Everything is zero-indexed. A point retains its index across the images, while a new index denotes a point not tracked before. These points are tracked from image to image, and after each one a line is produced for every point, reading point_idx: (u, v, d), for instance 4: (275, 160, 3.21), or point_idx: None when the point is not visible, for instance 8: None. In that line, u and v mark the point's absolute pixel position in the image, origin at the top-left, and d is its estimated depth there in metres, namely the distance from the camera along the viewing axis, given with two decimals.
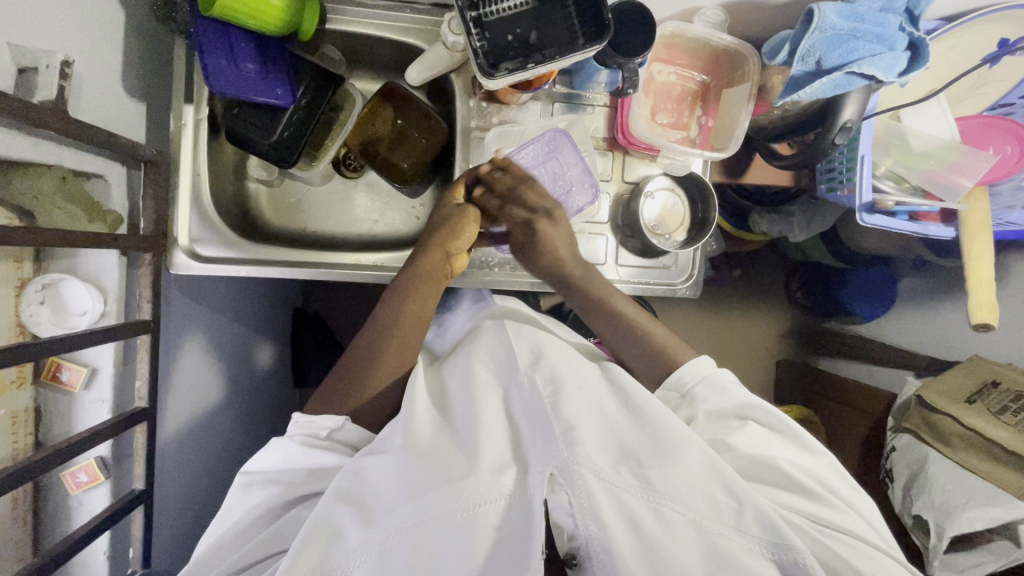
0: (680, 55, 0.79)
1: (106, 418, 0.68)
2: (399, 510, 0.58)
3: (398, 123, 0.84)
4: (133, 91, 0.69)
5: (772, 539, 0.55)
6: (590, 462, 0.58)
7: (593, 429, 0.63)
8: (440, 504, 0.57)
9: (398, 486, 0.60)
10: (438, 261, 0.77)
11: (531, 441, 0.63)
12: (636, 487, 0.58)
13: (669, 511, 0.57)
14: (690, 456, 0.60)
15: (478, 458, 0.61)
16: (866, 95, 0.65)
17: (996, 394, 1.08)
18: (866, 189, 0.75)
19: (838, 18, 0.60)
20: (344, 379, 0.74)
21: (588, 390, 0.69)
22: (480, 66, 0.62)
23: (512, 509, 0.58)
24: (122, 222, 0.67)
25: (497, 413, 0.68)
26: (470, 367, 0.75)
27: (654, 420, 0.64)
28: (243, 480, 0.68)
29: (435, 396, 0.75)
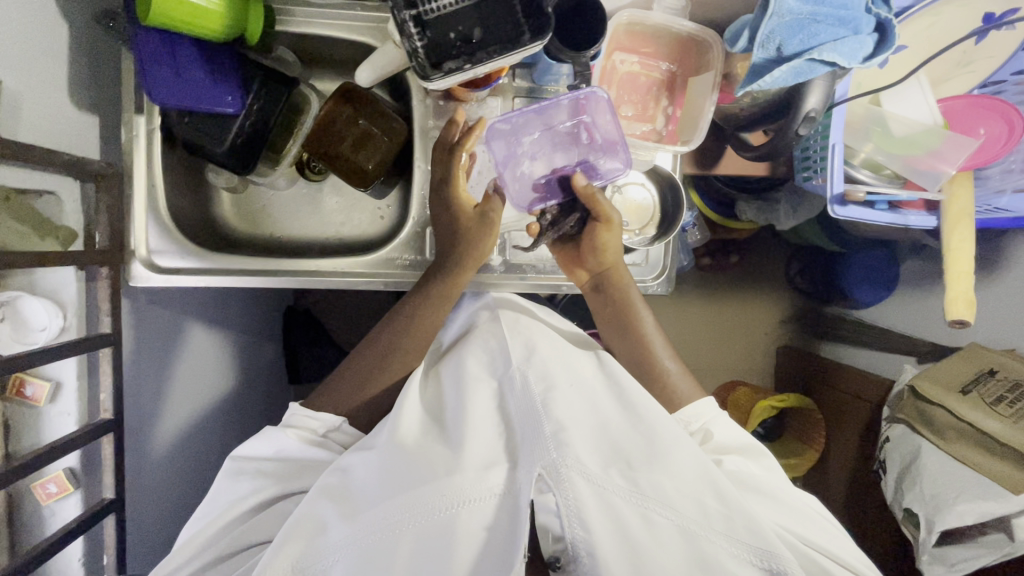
0: (642, 44, 0.75)
1: (71, 430, 0.69)
2: (380, 506, 0.58)
3: (360, 123, 0.82)
4: (82, 104, 0.68)
5: (758, 547, 0.56)
6: (579, 464, 0.57)
7: (585, 428, 0.62)
8: (422, 502, 0.57)
9: (381, 485, 0.60)
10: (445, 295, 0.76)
11: (522, 439, 0.61)
12: (627, 489, 0.58)
13: (657, 516, 0.57)
14: (682, 460, 0.60)
15: (465, 455, 0.61)
16: (830, 82, 0.62)
17: (993, 381, 1.03)
18: (836, 178, 0.71)
19: (796, 2, 0.57)
20: (346, 383, 0.76)
21: (582, 387, 0.67)
22: (419, 67, 0.60)
23: (500, 508, 0.57)
24: (76, 237, 0.67)
25: (488, 409, 0.67)
26: (462, 365, 0.74)
27: (649, 421, 0.64)
28: (232, 467, 0.70)
29: (429, 397, 0.74)
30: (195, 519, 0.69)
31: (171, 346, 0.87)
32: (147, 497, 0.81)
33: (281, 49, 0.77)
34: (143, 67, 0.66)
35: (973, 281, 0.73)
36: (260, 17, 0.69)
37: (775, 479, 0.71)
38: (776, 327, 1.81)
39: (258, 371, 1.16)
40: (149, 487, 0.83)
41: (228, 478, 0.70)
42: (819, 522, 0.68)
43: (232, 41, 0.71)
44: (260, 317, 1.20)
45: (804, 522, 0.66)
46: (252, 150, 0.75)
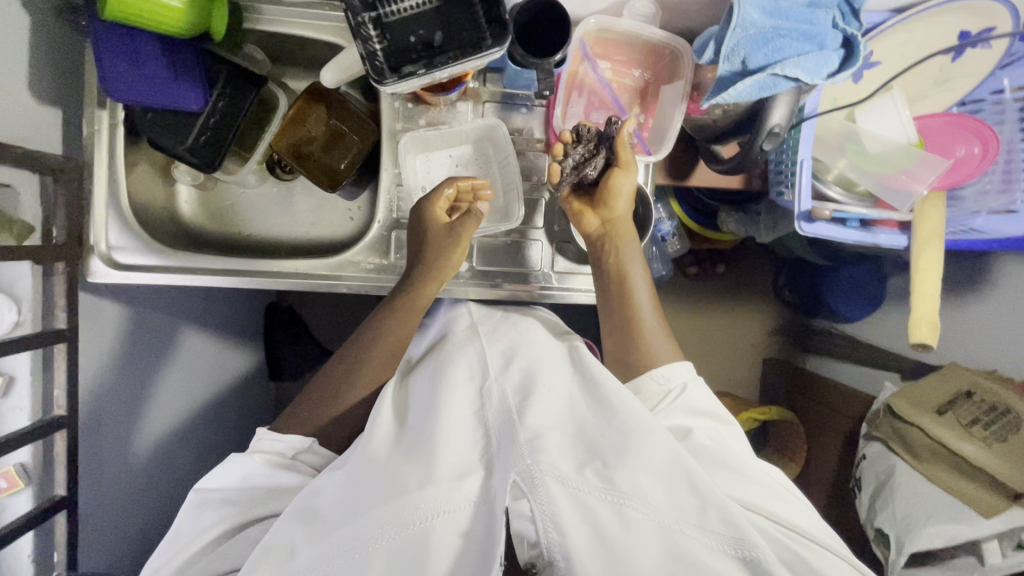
0: (615, 51, 0.75)
1: (23, 425, 0.69)
2: (352, 524, 0.56)
3: (331, 122, 0.83)
4: (43, 97, 0.68)
5: (734, 536, 0.54)
6: (554, 468, 0.56)
7: (559, 434, 0.61)
8: (393, 518, 0.55)
9: (350, 498, 0.58)
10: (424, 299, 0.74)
11: (499, 449, 0.60)
12: (600, 487, 0.56)
13: (631, 513, 0.55)
14: (656, 454, 0.58)
15: (437, 463, 0.59)
16: (796, 97, 0.60)
17: (969, 403, 1.01)
18: (805, 195, 0.69)
19: (759, 14, 0.56)
20: (315, 398, 0.73)
21: (558, 390, 0.66)
22: (375, 69, 0.58)
23: (476, 516, 0.57)
24: (32, 231, 0.66)
25: (463, 416, 0.65)
26: (440, 372, 0.70)
27: (622, 413, 0.62)
28: (197, 499, 0.66)
29: (400, 403, 0.70)
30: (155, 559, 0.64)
31: (136, 342, 0.86)
32: (109, 496, 0.81)
33: (250, 46, 0.76)
34: (98, 59, 0.65)
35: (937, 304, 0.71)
36: (225, 16, 0.68)
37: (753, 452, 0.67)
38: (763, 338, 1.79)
39: (235, 369, 1.15)
40: (116, 488, 0.82)
41: (192, 508, 0.66)
42: (784, 491, 0.63)
43: (199, 38, 0.70)
44: (240, 314, 1.20)
45: (789, 496, 0.62)
46: (217, 148, 0.75)
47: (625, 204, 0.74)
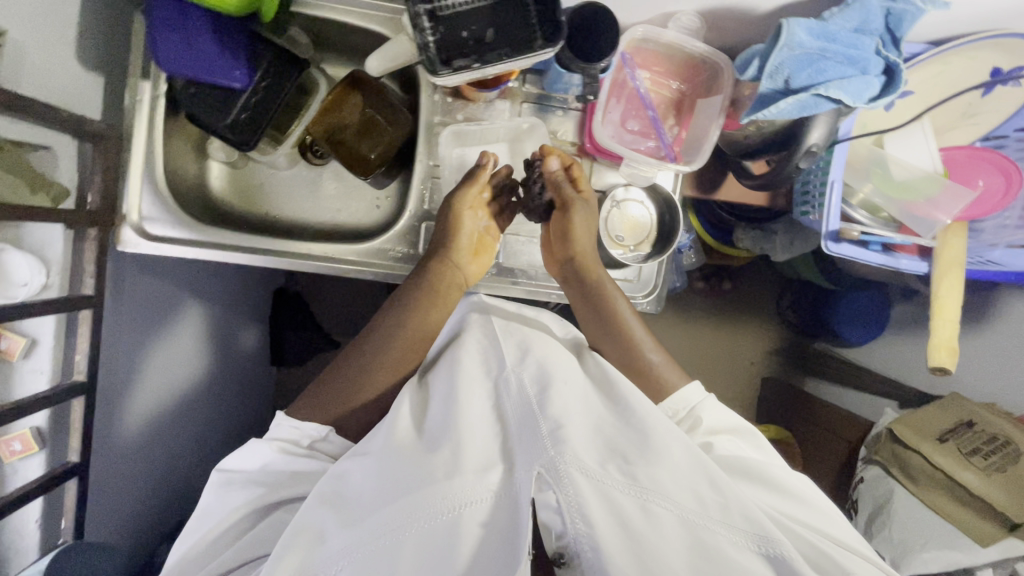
0: (655, 61, 0.76)
1: (42, 389, 0.69)
2: (379, 512, 0.56)
3: (366, 111, 0.83)
4: (88, 64, 0.68)
5: (757, 533, 0.55)
6: (578, 460, 0.57)
7: (581, 424, 0.62)
8: (420, 506, 0.56)
9: (380, 486, 0.59)
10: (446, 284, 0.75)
11: (518, 440, 0.61)
12: (624, 482, 0.57)
13: (657, 508, 0.56)
14: (675, 454, 0.60)
15: (463, 455, 0.60)
16: (835, 119, 0.62)
17: (969, 433, 1.03)
18: (834, 216, 0.71)
19: (807, 36, 0.57)
20: (337, 384, 0.72)
21: (574, 386, 0.68)
22: (428, 60, 0.60)
23: (499, 507, 0.57)
24: (68, 195, 0.66)
25: (483, 410, 0.66)
26: (456, 363, 0.71)
27: (640, 415, 0.64)
28: (220, 479, 0.67)
29: (421, 399, 0.72)
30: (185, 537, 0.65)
31: (153, 316, 0.86)
32: (117, 465, 0.80)
33: (295, 30, 0.76)
34: (153, 31, 0.66)
35: (955, 329, 0.74)
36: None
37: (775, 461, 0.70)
38: (762, 357, 1.79)
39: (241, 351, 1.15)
40: (122, 458, 0.82)
41: (216, 490, 0.66)
42: (817, 499, 0.66)
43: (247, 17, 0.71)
44: (249, 297, 1.19)
45: (810, 504, 0.65)
46: (255, 128, 0.75)
47: (585, 238, 0.75)
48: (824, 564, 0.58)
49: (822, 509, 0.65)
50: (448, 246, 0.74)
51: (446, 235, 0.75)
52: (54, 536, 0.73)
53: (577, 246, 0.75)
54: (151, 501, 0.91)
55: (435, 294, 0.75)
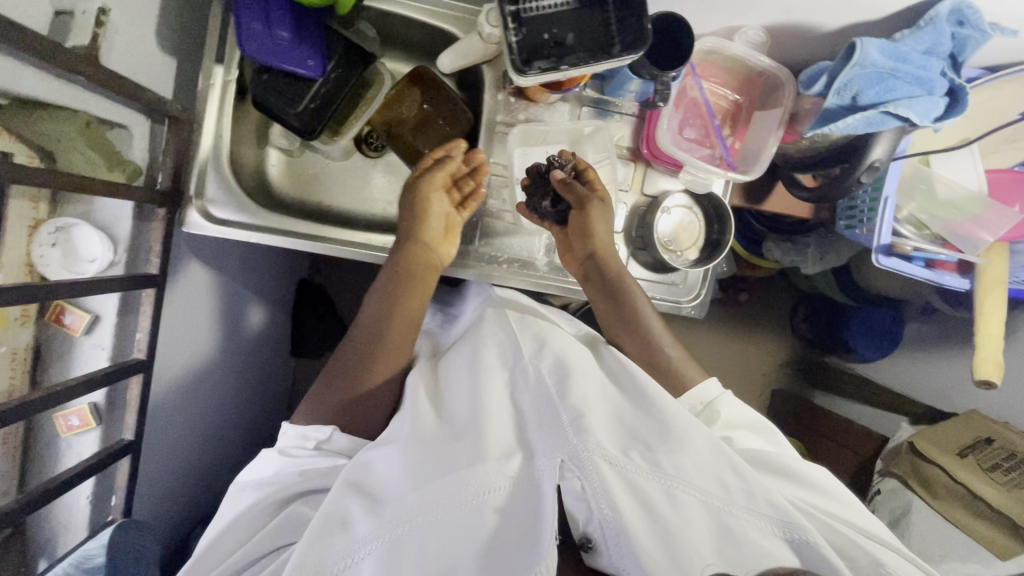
0: (714, 72, 0.78)
1: (103, 365, 0.69)
2: (407, 498, 0.57)
3: (424, 107, 0.84)
4: (167, 47, 0.69)
5: (781, 518, 0.56)
6: (601, 447, 0.58)
7: (601, 414, 0.63)
8: (449, 491, 0.57)
9: (406, 473, 0.59)
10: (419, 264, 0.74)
11: (536, 427, 0.63)
12: (648, 469, 0.58)
13: (683, 494, 0.57)
14: (697, 442, 0.61)
15: (485, 442, 0.61)
16: (898, 137, 0.64)
17: (989, 449, 1.06)
18: (886, 231, 0.74)
19: (880, 56, 0.59)
20: (338, 376, 0.72)
21: (592, 378, 0.68)
22: (513, 61, 0.61)
23: (518, 492, 0.58)
24: (140, 173, 0.67)
25: (502, 400, 0.67)
26: (475, 355, 0.72)
27: (659, 407, 0.65)
28: (237, 487, 0.69)
29: (432, 387, 0.72)
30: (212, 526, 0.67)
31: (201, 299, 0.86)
32: (161, 446, 0.81)
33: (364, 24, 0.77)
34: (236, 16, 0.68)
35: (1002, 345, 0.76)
36: None
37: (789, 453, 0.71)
38: (774, 369, 1.81)
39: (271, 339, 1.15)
40: (164, 438, 0.82)
41: (233, 497, 0.68)
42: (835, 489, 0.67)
43: (324, 10, 0.72)
44: (280, 285, 1.19)
45: (827, 491, 0.66)
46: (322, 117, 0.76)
47: (604, 235, 0.77)
48: (846, 548, 0.60)
49: (837, 494, 0.66)
50: (420, 230, 0.73)
51: (416, 220, 0.74)
52: (104, 513, 0.73)
53: (597, 241, 0.76)
54: (182, 485, 0.91)
55: (412, 279, 0.73)
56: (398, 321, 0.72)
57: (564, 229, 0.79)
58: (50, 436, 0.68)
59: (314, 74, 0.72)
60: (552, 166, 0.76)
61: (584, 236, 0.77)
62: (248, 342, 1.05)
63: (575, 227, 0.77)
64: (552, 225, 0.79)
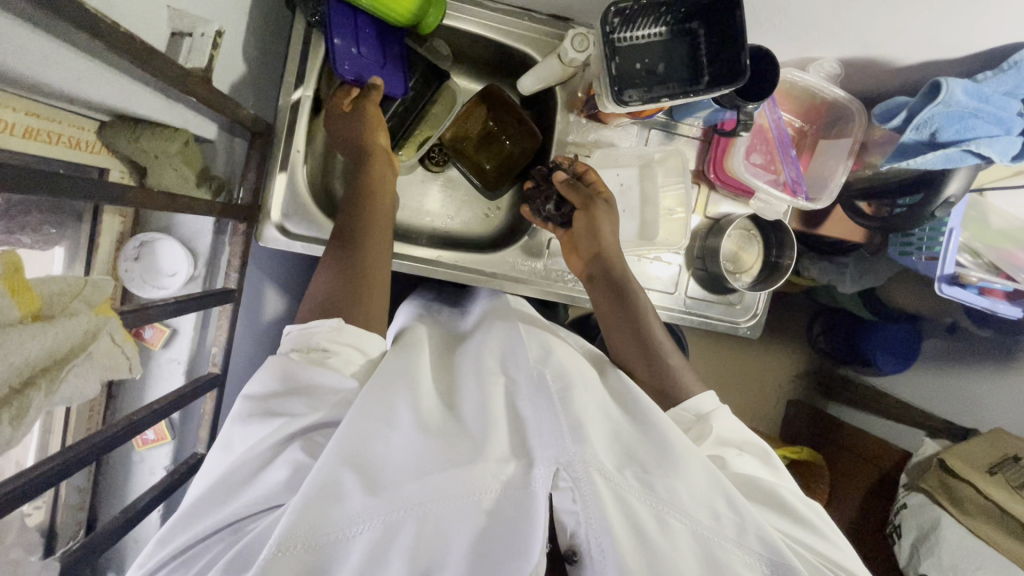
0: (784, 100, 0.80)
1: (179, 380, 0.69)
2: (404, 487, 0.48)
3: (489, 124, 0.86)
4: (252, 61, 0.69)
5: (771, 556, 0.51)
6: (600, 462, 0.51)
7: (599, 427, 0.56)
8: (446, 487, 0.48)
9: (401, 462, 0.50)
10: (384, 166, 0.69)
11: (536, 430, 0.54)
12: (641, 491, 0.52)
13: (673, 521, 0.51)
14: (693, 464, 0.54)
15: (484, 441, 0.52)
16: (974, 172, 0.66)
17: (1016, 467, 1.09)
18: (949, 260, 0.77)
19: (964, 96, 0.61)
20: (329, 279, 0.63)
21: (594, 391, 0.60)
22: (609, 90, 0.62)
23: (508, 500, 0.50)
24: (223, 189, 0.68)
25: (498, 400, 0.58)
26: (479, 360, 0.64)
27: (660, 427, 0.58)
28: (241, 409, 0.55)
29: (441, 382, 0.64)
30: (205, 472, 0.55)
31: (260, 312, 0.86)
32: None
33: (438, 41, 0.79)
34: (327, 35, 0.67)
35: None
36: (440, 11, 0.70)
37: (786, 484, 0.63)
38: (789, 380, 1.80)
39: None
40: None
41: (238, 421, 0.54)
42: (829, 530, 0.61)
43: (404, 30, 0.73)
44: None
45: (820, 529, 0.59)
46: (396, 134, 0.83)
47: (610, 230, 0.74)
48: None
49: (830, 535, 0.59)
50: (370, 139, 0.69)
51: (360, 187, 0.67)
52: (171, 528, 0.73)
53: (603, 239, 0.74)
54: None
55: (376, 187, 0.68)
56: (373, 254, 0.64)
57: (568, 233, 0.78)
58: (126, 449, 0.69)
59: (395, 90, 0.74)
60: (555, 167, 0.77)
61: (591, 236, 0.75)
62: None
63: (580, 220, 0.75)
64: (557, 227, 0.79)
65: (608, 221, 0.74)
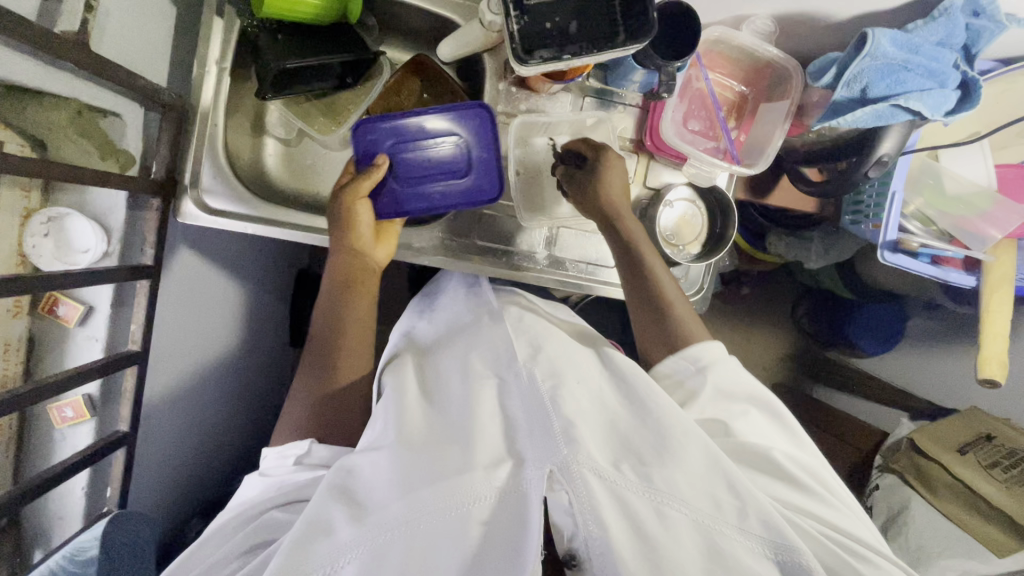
0: (721, 63, 0.76)
1: (98, 357, 0.68)
2: (392, 506, 0.52)
3: (423, 96, 0.84)
4: (163, 34, 0.68)
5: (775, 540, 0.50)
6: (591, 460, 0.52)
7: (593, 424, 0.57)
8: (434, 501, 0.51)
9: (393, 481, 0.54)
10: (365, 267, 0.72)
11: (525, 432, 0.57)
12: (639, 484, 0.52)
13: (672, 511, 0.51)
14: (693, 453, 0.55)
15: (473, 450, 0.55)
16: (909, 129, 0.64)
17: (989, 446, 1.02)
18: (892, 227, 0.73)
19: (892, 46, 0.57)
20: (299, 400, 0.70)
21: (587, 384, 0.63)
22: (514, 50, 0.60)
23: (504, 508, 0.52)
24: (134, 163, 0.66)
25: (492, 409, 0.61)
26: (466, 361, 0.68)
27: (658, 414, 0.59)
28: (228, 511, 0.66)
29: (428, 388, 0.68)
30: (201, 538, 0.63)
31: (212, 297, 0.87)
32: (160, 437, 0.80)
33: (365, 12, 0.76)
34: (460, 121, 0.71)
35: (1006, 344, 0.77)
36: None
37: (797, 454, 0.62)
38: (773, 364, 1.59)
39: (273, 332, 1.12)
40: (167, 430, 0.81)
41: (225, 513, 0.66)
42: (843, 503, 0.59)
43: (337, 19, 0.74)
44: (283, 280, 1.15)
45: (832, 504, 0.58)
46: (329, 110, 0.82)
47: (615, 194, 0.74)
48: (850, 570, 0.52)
49: (850, 515, 0.58)
50: (353, 242, 0.70)
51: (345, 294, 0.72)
52: (99, 504, 0.73)
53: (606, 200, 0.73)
54: (181, 479, 0.90)
55: (354, 288, 0.72)
56: (348, 359, 0.71)
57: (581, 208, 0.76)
58: (44, 429, 0.67)
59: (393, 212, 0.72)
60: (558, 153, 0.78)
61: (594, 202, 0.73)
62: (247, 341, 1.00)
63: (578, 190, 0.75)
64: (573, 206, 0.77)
65: (613, 183, 0.74)
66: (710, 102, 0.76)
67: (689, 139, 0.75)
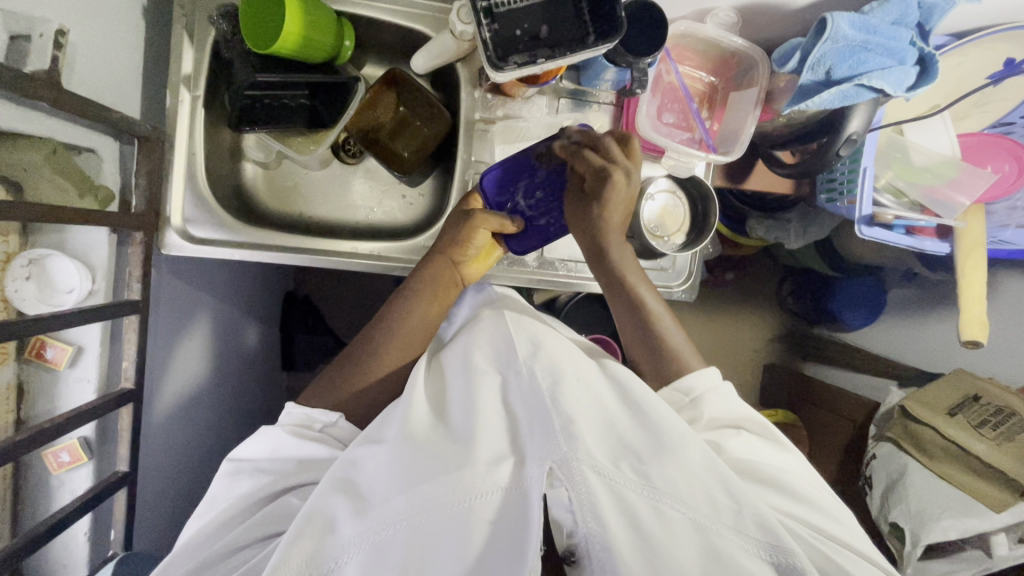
0: (689, 56, 0.78)
1: (91, 398, 0.67)
2: (393, 501, 0.53)
3: (400, 110, 0.83)
4: (135, 67, 0.68)
5: (770, 541, 0.52)
6: (590, 458, 0.53)
7: (593, 422, 0.57)
8: (435, 496, 0.53)
9: (394, 476, 0.55)
10: (446, 270, 0.74)
11: (528, 430, 0.58)
12: (636, 483, 0.53)
13: (669, 510, 0.52)
14: (690, 453, 0.56)
15: (474, 447, 0.56)
16: (872, 107, 0.67)
17: (977, 406, 1.04)
18: (866, 202, 0.76)
19: (851, 29, 0.60)
20: (348, 369, 0.71)
21: (587, 382, 0.63)
22: (489, 57, 0.61)
23: (507, 505, 0.53)
24: (113, 199, 0.66)
25: (496, 406, 0.62)
26: (468, 357, 0.68)
27: (655, 418, 0.59)
28: (231, 468, 0.64)
29: (435, 393, 0.67)
30: (193, 524, 0.63)
31: (206, 325, 0.86)
32: (158, 476, 0.78)
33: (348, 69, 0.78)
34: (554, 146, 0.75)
35: (983, 306, 0.80)
36: (350, 36, 0.75)
37: (795, 465, 0.65)
38: (764, 344, 1.61)
39: (263, 357, 1.11)
40: (164, 464, 0.79)
41: (227, 479, 0.64)
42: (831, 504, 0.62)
43: (320, 65, 0.76)
44: (270, 302, 1.13)
45: (825, 509, 0.61)
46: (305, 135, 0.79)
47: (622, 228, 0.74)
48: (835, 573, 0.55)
49: (837, 516, 0.61)
50: (450, 247, 0.73)
51: (422, 292, 0.73)
52: (104, 548, 0.71)
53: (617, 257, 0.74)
54: (183, 515, 0.87)
55: (434, 294, 0.73)
56: (394, 348, 0.72)
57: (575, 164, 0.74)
58: (40, 475, 0.66)
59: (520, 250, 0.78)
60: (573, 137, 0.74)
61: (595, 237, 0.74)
62: (240, 368, 0.99)
63: (583, 185, 0.74)
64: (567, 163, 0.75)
65: (620, 202, 0.72)
66: (682, 95, 0.77)
67: (668, 134, 0.77)
